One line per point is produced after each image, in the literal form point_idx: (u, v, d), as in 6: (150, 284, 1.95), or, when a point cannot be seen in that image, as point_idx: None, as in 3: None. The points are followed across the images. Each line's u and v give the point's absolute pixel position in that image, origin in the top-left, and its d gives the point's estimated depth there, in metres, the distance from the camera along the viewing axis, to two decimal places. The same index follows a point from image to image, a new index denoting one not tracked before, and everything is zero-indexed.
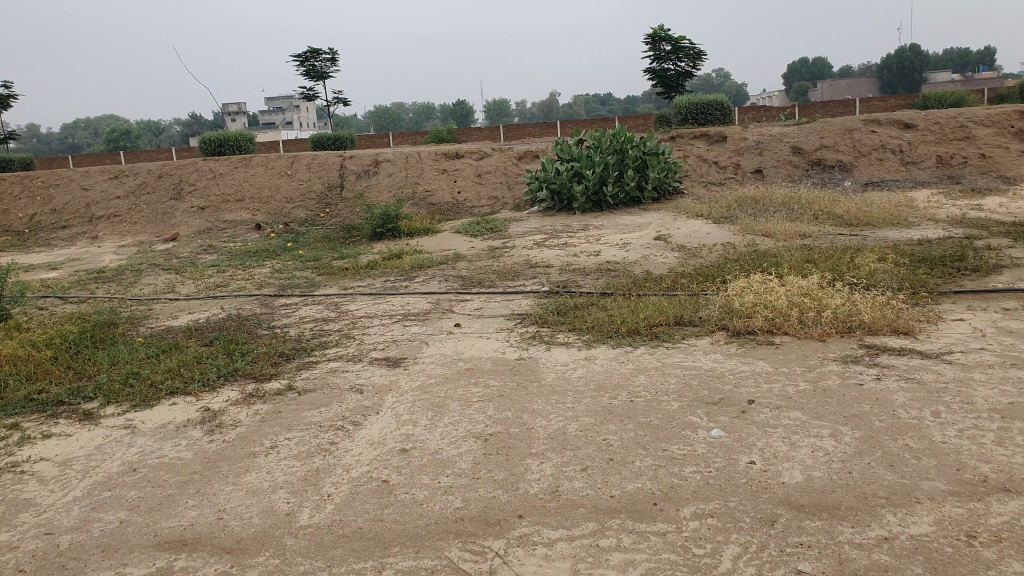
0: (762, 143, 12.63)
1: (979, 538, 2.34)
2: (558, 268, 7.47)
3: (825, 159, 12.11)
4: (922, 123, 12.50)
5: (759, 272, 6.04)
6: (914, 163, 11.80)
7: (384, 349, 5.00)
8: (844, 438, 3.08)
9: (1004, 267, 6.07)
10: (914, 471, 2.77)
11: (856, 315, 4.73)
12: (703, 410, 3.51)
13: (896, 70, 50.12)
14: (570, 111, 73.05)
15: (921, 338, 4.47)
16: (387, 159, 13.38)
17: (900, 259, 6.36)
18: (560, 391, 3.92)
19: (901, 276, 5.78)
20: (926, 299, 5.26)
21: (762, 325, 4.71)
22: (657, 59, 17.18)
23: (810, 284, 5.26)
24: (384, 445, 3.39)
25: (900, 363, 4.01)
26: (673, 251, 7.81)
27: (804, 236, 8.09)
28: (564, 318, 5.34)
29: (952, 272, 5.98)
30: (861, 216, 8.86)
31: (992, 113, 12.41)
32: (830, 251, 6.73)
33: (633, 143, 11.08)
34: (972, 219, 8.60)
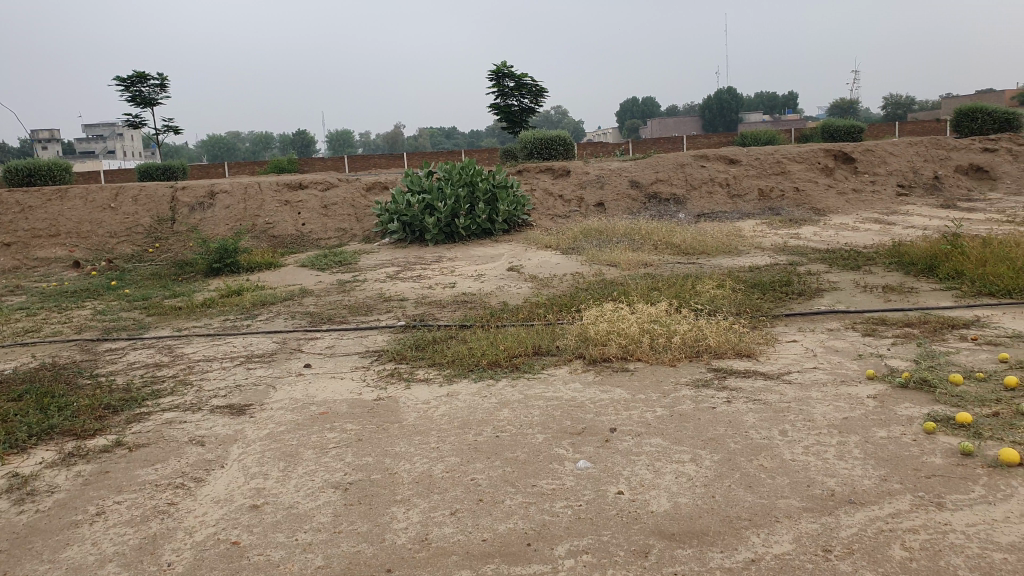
0: (603, 177, 13.17)
1: (834, 551, 2.40)
2: (412, 301, 7.34)
3: (661, 192, 12.80)
4: (745, 159, 13.56)
5: (610, 300, 6.22)
6: (739, 196, 12.69)
7: (227, 395, 4.63)
8: (704, 462, 3.16)
9: (824, 290, 6.62)
10: (770, 490, 2.85)
11: (702, 340, 4.94)
12: (568, 441, 3.49)
13: (716, 111, 54.36)
14: (415, 143, 73.31)
15: (761, 359, 4.74)
16: (224, 190, 12.68)
17: (736, 285, 6.78)
18: (422, 430, 3.78)
19: (738, 301, 6.15)
20: (762, 322, 5.60)
21: (617, 353, 4.81)
22: (502, 94, 17.57)
23: (659, 311, 5.46)
24: (232, 503, 3.10)
25: (746, 385, 4.21)
26: (526, 281, 7.90)
27: (646, 265, 8.46)
28: (422, 353, 5.20)
29: (781, 297, 6.43)
30: (697, 245, 9.40)
31: (803, 151, 13.69)
32: (672, 279, 7.07)
33: (482, 175, 11.17)
34: (792, 247, 9.36)
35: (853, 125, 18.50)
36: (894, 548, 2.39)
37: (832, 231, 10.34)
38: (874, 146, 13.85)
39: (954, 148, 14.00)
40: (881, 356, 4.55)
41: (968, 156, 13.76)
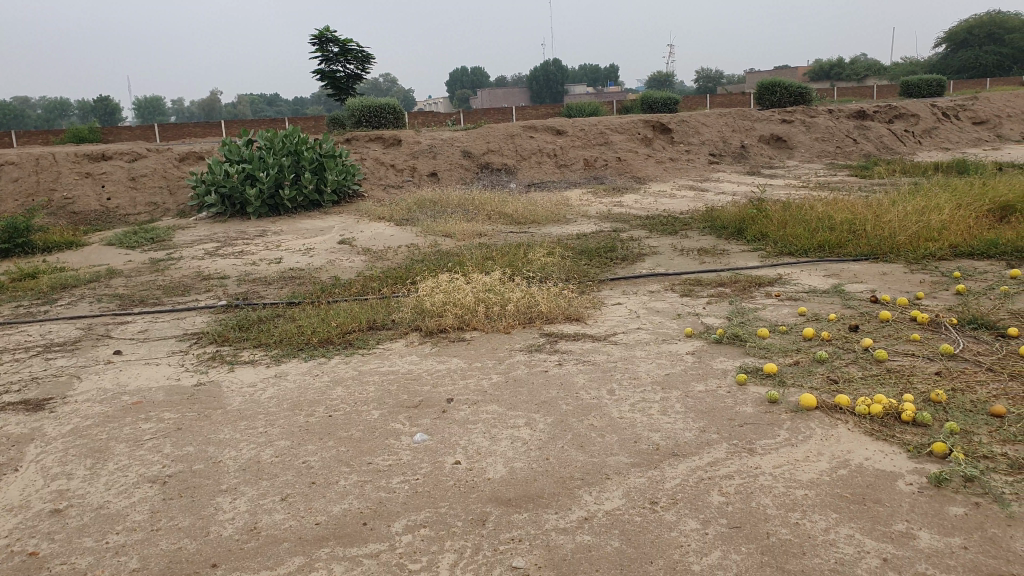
0: (435, 147, 13.04)
1: (660, 502, 2.52)
2: (234, 278, 6.91)
3: (492, 163, 12.88)
4: (571, 130, 13.93)
5: (444, 271, 6.18)
6: (567, 166, 13.05)
7: (21, 391, 4.13)
8: (538, 426, 3.22)
9: (646, 255, 6.96)
10: (601, 449, 2.95)
11: (534, 306, 5.04)
12: (404, 415, 3.43)
13: (542, 81, 55.35)
14: (232, 111, 69.01)
15: (590, 322, 4.91)
16: (9, 160, 11.28)
17: (565, 252, 6.97)
18: (249, 415, 3.56)
19: (567, 267, 6.33)
20: (590, 287, 5.80)
21: (452, 323, 4.79)
22: (326, 60, 16.88)
23: (493, 280, 5.49)
24: (28, 510, 2.77)
25: (576, 348, 4.34)
26: (358, 254, 7.68)
27: (480, 235, 8.50)
28: (246, 334, 4.91)
29: (607, 262, 6.69)
30: (528, 215, 9.56)
31: (625, 122, 14.28)
32: (505, 248, 7.14)
33: (307, 144, 10.69)
34: (617, 214, 9.77)
35: (669, 97, 19.54)
36: (713, 495, 2.55)
37: (652, 199, 10.90)
38: (688, 118, 14.71)
39: (757, 119, 15.17)
40: (698, 315, 4.86)
41: (769, 127, 14.97)
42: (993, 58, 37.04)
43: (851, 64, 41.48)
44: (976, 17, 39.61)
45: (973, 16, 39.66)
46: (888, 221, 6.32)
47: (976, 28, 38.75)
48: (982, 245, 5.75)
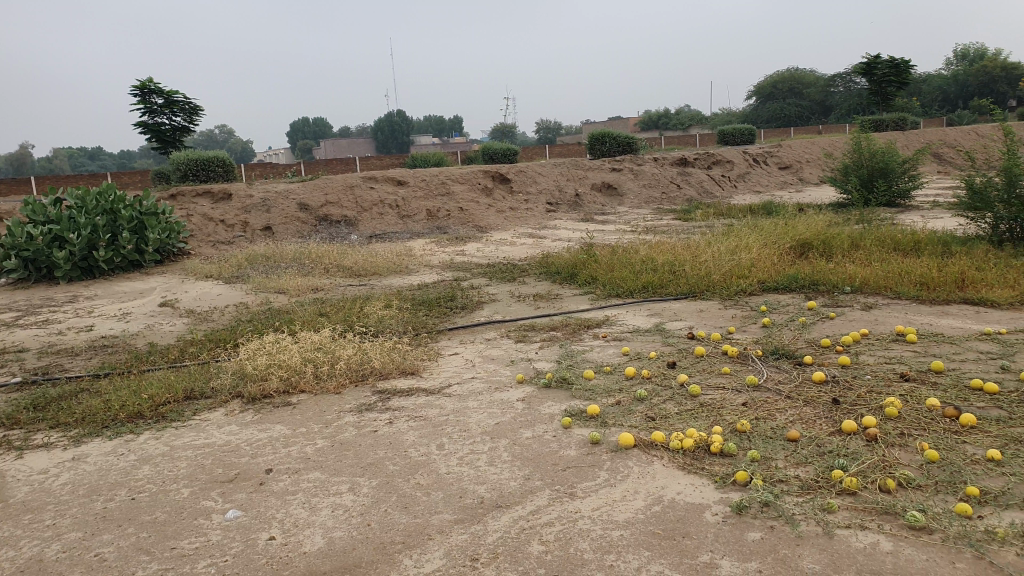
0: (269, 201, 12.62)
1: (480, 559, 2.48)
2: (36, 351, 6.27)
3: (331, 215, 12.63)
4: (411, 181, 13.95)
5: (274, 330, 5.91)
6: (408, 217, 13.02)
7: None
8: (362, 490, 3.10)
9: (484, 302, 7.02)
10: (425, 508, 2.88)
11: (366, 362, 4.90)
12: (217, 491, 3.20)
13: (385, 132, 55.42)
14: (48, 166, 63.81)
15: (424, 375, 4.84)
16: None
17: (403, 304, 6.89)
18: (36, 507, 3.18)
19: (404, 319, 6.24)
20: (426, 339, 5.74)
21: (278, 387, 4.56)
22: (149, 112, 16.01)
23: (323, 337, 5.31)
24: None
25: (407, 404, 4.24)
26: (182, 317, 7.21)
27: (316, 289, 8.24)
28: (42, 413, 4.42)
29: (445, 312, 6.67)
30: (367, 267, 9.41)
31: (464, 172, 14.50)
32: (341, 302, 6.96)
33: (125, 202, 10.02)
34: (458, 263, 9.83)
35: (508, 148, 20.10)
36: (533, 544, 2.54)
37: (492, 247, 11.08)
38: (525, 168, 15.18)
39: (589, 169, 15.91)
40: (529, 360, 4.92)
41: (600, 175, 15.73)
42: (794, 109, 41.31)
43: (675, 115, 44.72)
44: (777, 74, 44.07)
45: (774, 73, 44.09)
46: (705, 262, 6.75)
47: (778, 83, 43.07)
48: (785, 280, 6.24)
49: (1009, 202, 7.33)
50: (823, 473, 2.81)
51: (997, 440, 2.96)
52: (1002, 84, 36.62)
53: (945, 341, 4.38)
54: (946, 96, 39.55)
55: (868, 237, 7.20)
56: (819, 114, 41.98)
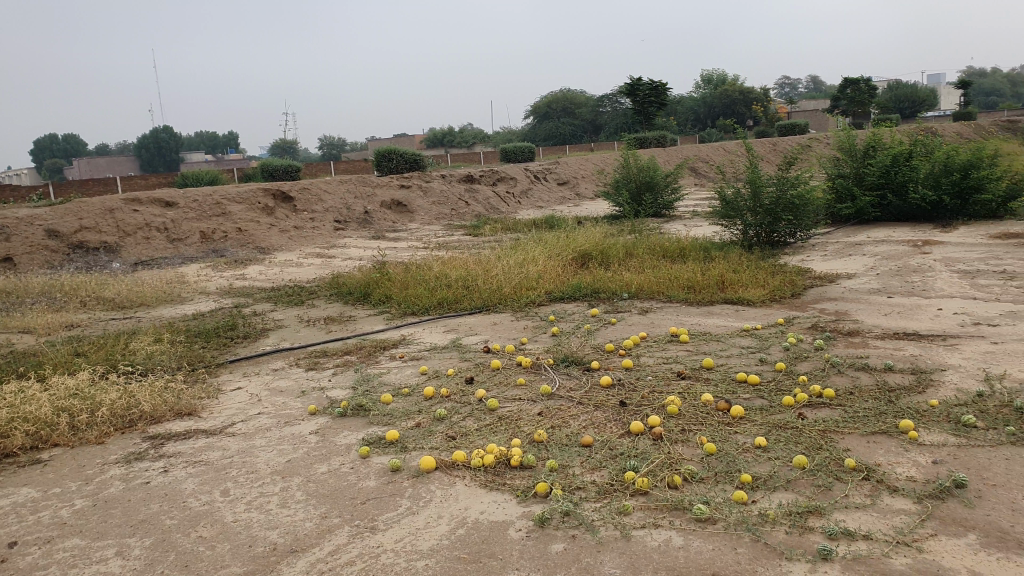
0: (9, 228, 11.06)
1: None
2: None
3: (87, 242, 11.33)
4: (182, 201, 12.91)
5: (16, 377, 5.13)
6: (180, 240, 12.01)
7: None
8: (133, 552, 2.74)
9: (270, 330, 6.61)
10: (208, 564, 2.60)
11: (134, 406, 4.39)
12: None
13: (152, 149, 51.24)
14: None
15: (204, 415, 4.42)
16: None
17: (176, 336, 6.29)
18: None
19: (178, 354, 5.70)
20: (205, 374, 5.28)
21: (24, 443, 3.94)
22: None
23: (80, 381, 4.68)
24: None
25: (186, 448, 3.85)
26: None
27: (71, 326, 7.31)
28: None
29: (226, 343, 6.19)
30: (134, 297, 8.52)
31: (242, 192, 13.68)
32: (101, 339, 6.21)
33: None
34: (239, 288, 9.22)
35: (289, 165, 19.32)
36: None
37: (277, 269, 10.52)
38: (309, 185, 14.64)
39: (376, 185, 15.70)
40: (322, 389, 4.68)
41: (388, 193, 15.58)
42: (569, 128, 43.88)
43: (458, 133, 45.71)
44: (552, 94, 46.54)
45: (549, 93, 46.52)
46: (495, 276, 6.87)
47: (553, 103, 45.47)
48: (570, 290, 6.51)
49: (755, 210, 8.22)
50: (617, 476, 2.91)
51: (762, 427, 3.25)
52: (741, 106, 41.46)
53: (712, 339, 4.77)
54: (697, 117, 44.05)
55: (641, 246, 7.72)
56: (591, 132, 44.93)
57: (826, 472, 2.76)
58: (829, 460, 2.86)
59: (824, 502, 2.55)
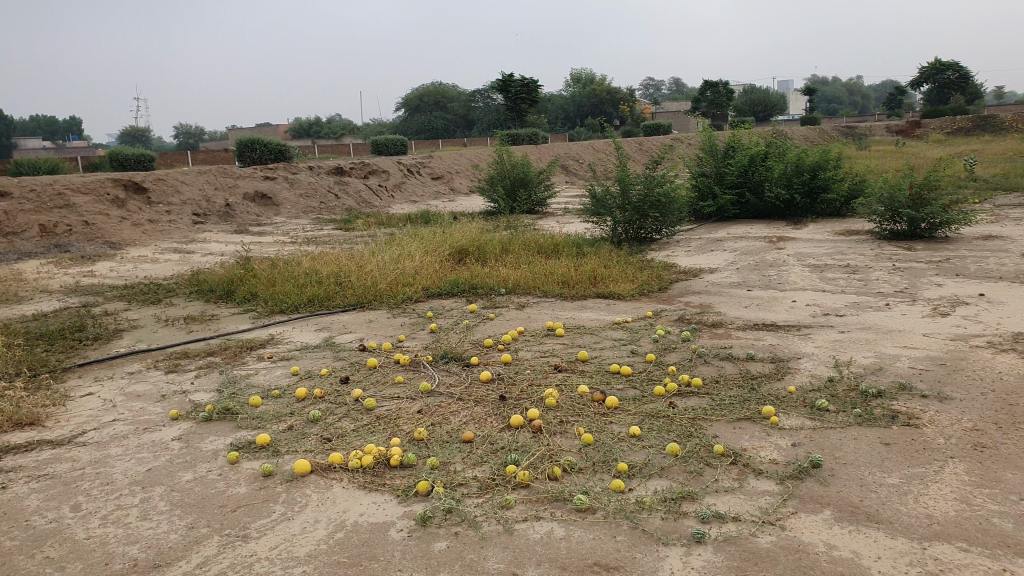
0: None
1: None
2: None
3: None
4: (17, 191, 11.77)
5: None
6: (16, 234, 10.95)
7: None
8: None
9: (123, 330, 6.15)
10: None
11: None
12: None
13: None
14: None
15: (49, 425, 4.04)
16: None
17: (13, 339, 5.72)
18: None
19: (16, 358, 5.18)
20: (49, 379, 4.83)
21: None
22: None
23: None
24: None
25: (28, 462, 3.50)
26: None
27: None
28: None
29: (73, 345, 5.69)
30: None
31: (89, 182, 12.65)
32: None
33: None
34: (86, 286, 8.52)
35: (142, 154, 18.08)
36: None
37: (129, 265, 9.80)
38: (165, 176, 13.76)
39: (240, 177, 14.98)
40: (184, 393, 4.40)
41: (253, 185, 14.90)
42: (441, 122, 43.69)
43: (327, 124, 44.47)
44: (424, 88, 46.15)
45: (421, 86, 46.12)
46: (369, 271, 6.72)
47: (425, 97, 45.10)
48: (447, 285, 6.47)
49: (624, 208, 8.45)
50: (498, 470, 2.92)
51: (637, 417, 3.35)
52: (608, 106, 42.77)
53: (587, 332, 4.88)
54: (567, 115, 45.07)
55: (516, 242, 7.79)
56: (463, 127, 44.97)
57: (697, 458, 2.89)
58: (699, 446, 2.99)
59: (697, 487, 2.66)
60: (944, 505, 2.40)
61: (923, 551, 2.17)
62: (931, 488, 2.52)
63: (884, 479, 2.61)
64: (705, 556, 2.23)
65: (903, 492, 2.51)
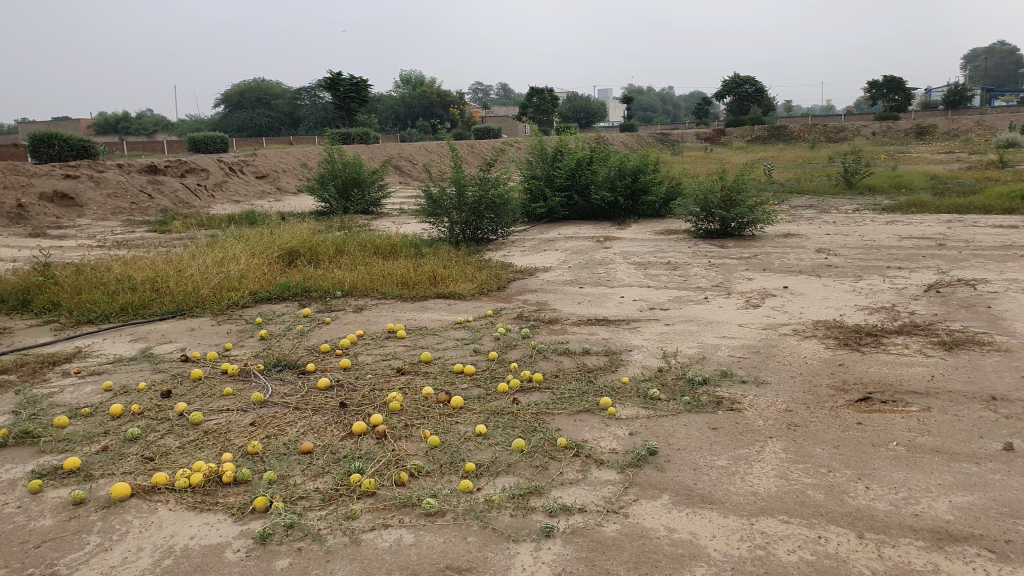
0: None
1: None
2: None
3: None
4: None
5: None
6: None
7: None
8: None
9: None
10: None
11: None
12: None
13: None
14: None
15: None
16: None
17: None
18: None
19: None
20: None
21: None
22: None
23: None
24: None
25: None
26: None
27: None
28: None
29: None
30: None
31: None
32: None
33: None
34: None
35: None
36: None
37: None
38: None
39: (33, 174, 13.47)
40: None
41: (50, 183, 13.46)
42: (265, 120, 41.81)
43: (136, 119, 41.18)
44: (245, 84, 43.92)
45: (242, 82, 43.86)
46: (190, 275, 6.25)
47: (246, 92, 42.94)
48: (278, 289, 6.17)
49: (460, 208, 8.45)
50: (342, 480, 2.80)
51: (481, 415, 3.35)
52: (439, 108, 42.87)
53: (427, 333, 4.84)
54: (397, 116, 44.67)
55: (350, 243, 7.58)
56: (289, 125, 43.32)
57: (542, 453, 2.93)
58: (544, 440, 3.03)
59: (543, 481, 2.70)
60: (767, 482, 2.60)
61: (751, 526, 2.33)
62: (754, 468, 2.71)
63: (714, 462, 2.78)
64: (555, 550, 2.26)
65: (731, 472, 2.69)
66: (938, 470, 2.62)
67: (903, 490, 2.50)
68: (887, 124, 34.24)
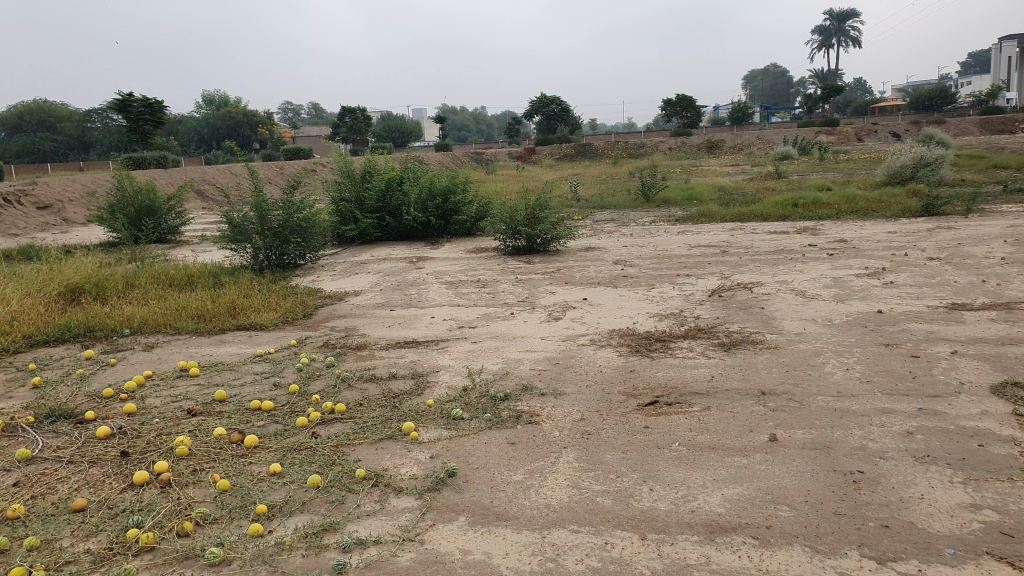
0: None
1: None
2: None
3: None
4: None
5: None
6: None
7: None
8: None
9: None
10: None
11: None
12: None
13: None
14: None
15: None
16: None
17: None
18: None
19: None
20: None
21: None
22: None
23: None
24: None
25: None
26: None
27: None
28: None
29: None
30: None
31: None
32: None
33: None
34: None
35: None
36: None
37: None
38: None
39: None
40: None
41: None
42: (47, 144, 37.91)
43: None
44: (21, 104, 39.62)
45: (18, 102, 39.55)
46: None
47: (24, 114, 38.71)
48: (54, 331, 5.52)
49: (264, 233, 8.04)
50: (116, 537, 2.53)
51: (277, 453, 3.18)
52: (247, 129, 40.99)
53: (224, 369, 4.54)
54: (202, 137, 42.21)
55: (142, 275, 6.99)
56: (77, 150, 39.72)
57: (338, 487, 2.82)
58: (342, 473, 2.92)
59: (339, 516, 2.59)
60: (560, 493, 2.65)
61: (543, 539, 2.36)
62: (548, 479, 2.76)
63: (511, 477, 2.80)
64: None
65: (527, 487, 2.72)
66: (714, 465, 2.81)
67: (683, 488, 2.64)
68: (682, 140, 36.99)
